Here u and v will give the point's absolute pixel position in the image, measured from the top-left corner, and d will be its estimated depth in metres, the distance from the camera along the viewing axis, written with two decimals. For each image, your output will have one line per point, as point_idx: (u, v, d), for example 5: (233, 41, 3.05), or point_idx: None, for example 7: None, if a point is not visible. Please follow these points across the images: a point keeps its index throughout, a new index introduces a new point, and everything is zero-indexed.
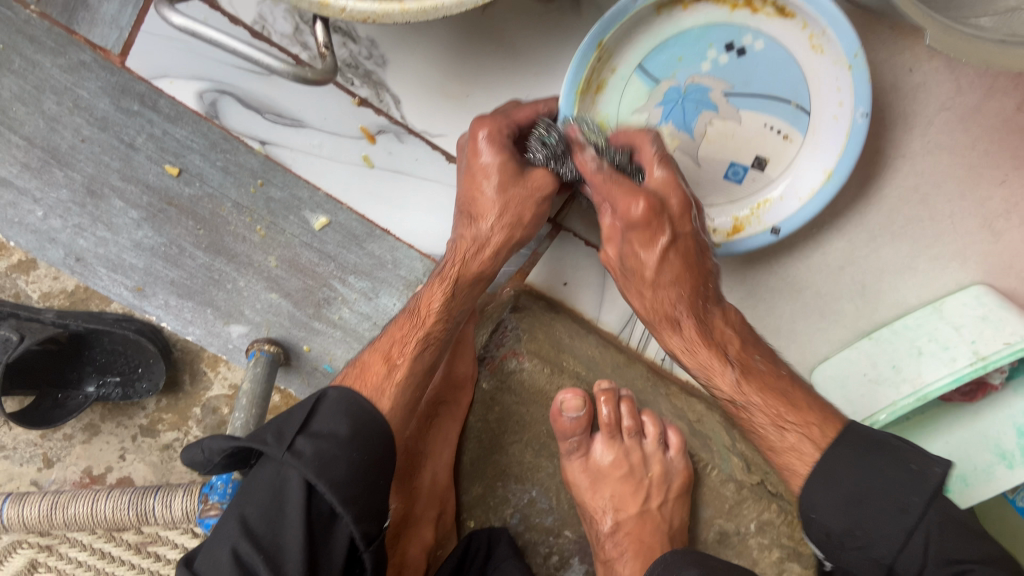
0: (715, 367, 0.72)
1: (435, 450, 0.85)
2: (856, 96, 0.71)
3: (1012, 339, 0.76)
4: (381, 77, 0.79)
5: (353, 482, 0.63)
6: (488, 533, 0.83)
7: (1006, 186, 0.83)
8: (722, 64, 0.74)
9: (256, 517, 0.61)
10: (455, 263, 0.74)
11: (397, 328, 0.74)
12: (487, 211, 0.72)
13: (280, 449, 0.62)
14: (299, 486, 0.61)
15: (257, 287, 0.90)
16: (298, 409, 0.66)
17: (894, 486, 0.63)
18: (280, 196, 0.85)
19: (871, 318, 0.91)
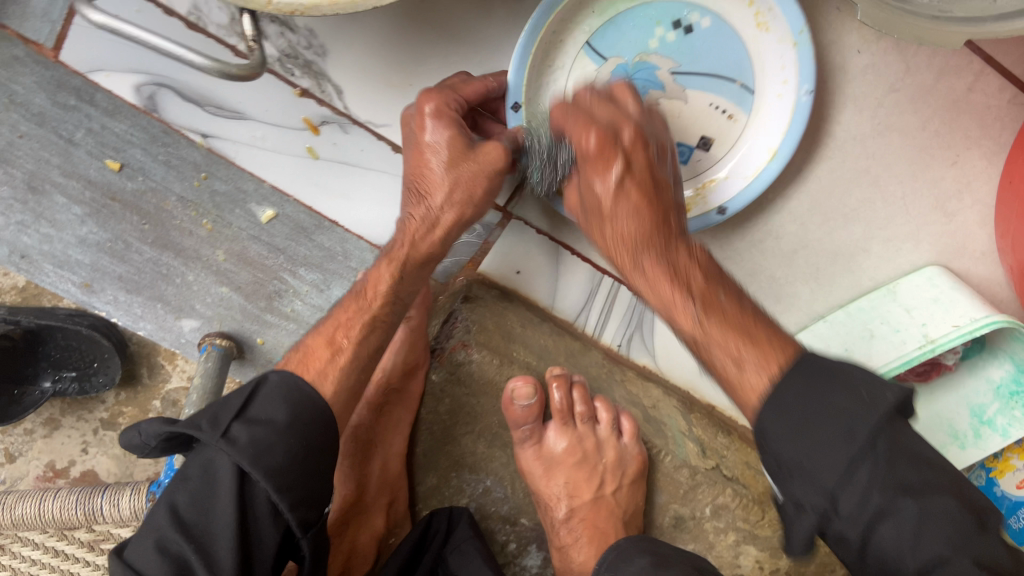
0: (677, 302, 0.59)
1: (387, 439, 0.84)
2: (800, 75, 0.71)
3: (961, 322, 0.77)
4: (322, 67, 0.77)
5: (293, 470, 0.59)
6: (449, 511, 0.81)
7: (957, 166, 0.83)
8: (669, 42, 0.72)
9: (187, 505, 0.58)
10: (404, 243, 0.70)
11: (344, 314, 0.70)
12: (436, 189, 0.68)
13: (211, 435, 0.58)
14: (232, 475, 0.57)
15: (207, 281, 0.89)
16: (237, 391, 0.61)
17: (841, 406, 0.49)
18: (225, 189, 0.84)
19: (825, 301, 0.90)
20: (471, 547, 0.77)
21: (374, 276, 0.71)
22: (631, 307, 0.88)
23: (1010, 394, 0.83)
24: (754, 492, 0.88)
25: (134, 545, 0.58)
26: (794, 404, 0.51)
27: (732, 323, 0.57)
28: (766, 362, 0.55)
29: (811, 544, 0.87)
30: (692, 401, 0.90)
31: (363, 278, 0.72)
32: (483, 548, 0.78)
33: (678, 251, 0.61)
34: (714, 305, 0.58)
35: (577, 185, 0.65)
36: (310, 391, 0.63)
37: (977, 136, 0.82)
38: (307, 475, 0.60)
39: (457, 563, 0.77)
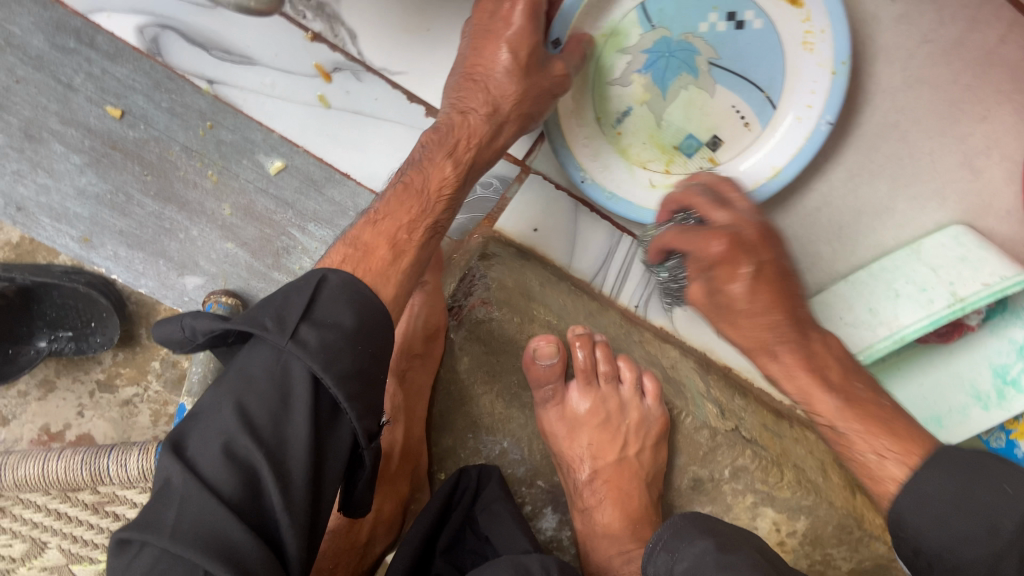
0: (815, 393, 0.63)
1: (409, 404, 0.82)
2: (826, 104, 0.72)
3: (991, 280, 0.75)
4: (335, 10, 0.73)
5: (358, 377, 0.57)
6: (478, 470, 0.78)
7: (987, 122, 0.80)
8: (718, 31, 0.72)
9: (257, 408, 0.54)
10: (467, 143, 0.70)
11: (389, 206, 0.67)
12: (496, 79, 0.69)
13: (282, 335, 0.55)
14: (304, 380, 0.55)
15: (211, 236, 0.85)
16: (296, 291, 0.58)
17: (994, 502, 0.52)
18: (231, 139, 0.80)
19: (848, 260, 0.89)
20: (502, 509, 0.74)
21: (435, 170, 0.68)
22: None
23: None
24: (772, 453, 0.86)
25: (194, 441, 0.54)
26: (934, 501, 0.55)
27: (892, 424, 0.60)
28: (907, 453, 0.58)
29: (828, 508, 0.86)
30: (709, 362, 0.89)
31: (421, 164, 0.69)
32: (513, 511, 0.75)
33: (812, 340, 0.66)
34: (870, 410, 0.61)
35: (699, 289, 0.66)
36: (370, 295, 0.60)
37: (1008, 90, 0.79)
38: (368, 382, 0.58)
39: (488, 525, 0.74)
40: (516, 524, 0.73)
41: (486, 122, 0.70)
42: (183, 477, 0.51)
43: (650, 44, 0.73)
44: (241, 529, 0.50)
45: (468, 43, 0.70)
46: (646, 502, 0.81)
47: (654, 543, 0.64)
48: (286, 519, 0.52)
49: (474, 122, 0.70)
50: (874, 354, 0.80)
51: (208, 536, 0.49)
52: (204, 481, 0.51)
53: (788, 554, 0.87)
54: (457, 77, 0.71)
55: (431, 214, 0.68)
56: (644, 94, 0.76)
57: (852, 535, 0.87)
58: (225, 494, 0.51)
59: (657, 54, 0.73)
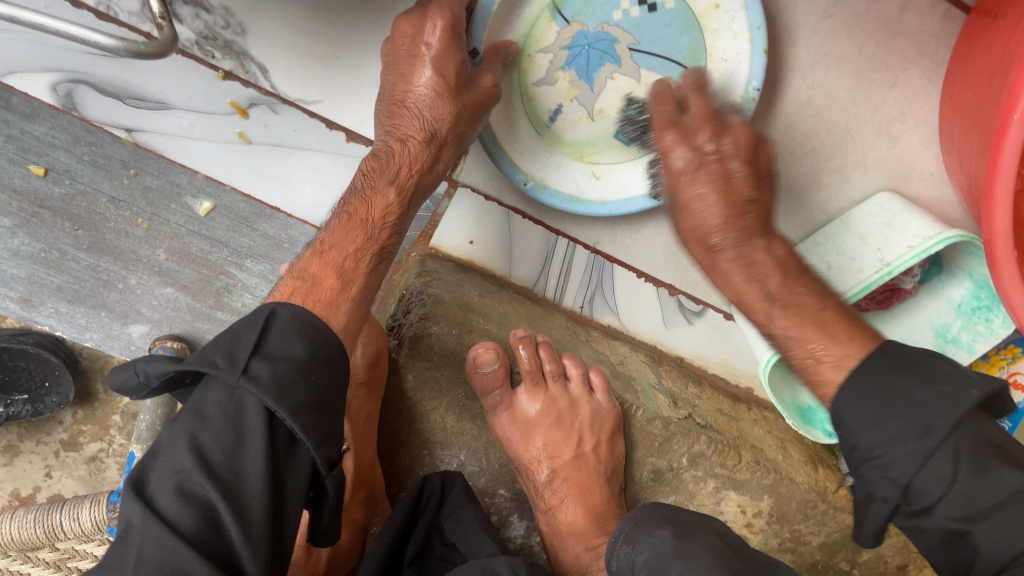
0: (750, 296, 0.62)
1: (359, 433, 0.81)
2: (752, 71, 0.73)
3: (915, 242, 0.76)
4: (243, 46, 0.75)
5: (314, 407, 0.56)
6: (441, 476, 0.78)
7: (897, 89, 0.82)
8: (632, 17, 0.74)
9: (212, 445, 0.52)
10: (405, 168, 0.70)
11: (330, 235, 0.68)
12: (425, 104, 0.68)
13: (232, 372, 0.53)
14: (257, 413, 0.53)
15: (150, 283, 0.85)
16: (247, 327, 0.57)
17: (925, 402, 0.51)
18: (157, 184, 0.81)
19: (782, 239, 0.90)
20: (468, 515, 0.76)
21: (379, 198, 0.69)
22: (589, 267, 0.89)
23: (970, 311, 0.84)
24: (729, 437, 0.86)
25: (152, 479, 0.52)
26: (869, 397, 0.53)
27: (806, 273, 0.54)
28: (846, 356, 0.57)
29: (789, 484, 0.87)
30: (660, 354, 0.93)
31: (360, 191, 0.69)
32: (479, 515, 0.76)
33: (764, 243, 0.63)
34: (787, 298, 0.61)
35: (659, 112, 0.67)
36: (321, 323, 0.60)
37: (913, 56, 0.80)
38: (326, 411, 0.57)
39: (454, 531, 0.76)
40: (482, 531, 0.75)
41: (425, 146, 0.70)
42: (142, 515, 0.50)
43: (567, 41, 0.75)
44: (203, 564, 0.49)
45: (393, 71, 0.69)
46: (606, 497, 0.82)
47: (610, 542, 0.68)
48: (249, 549, 0.51)
49: (412, 150, 0.69)
50: None
51: (169, 572, 0.48)
52: (163, 519, 0.50)
53: (756, 534, 0.90)
54: (387, 104, 0.70)
55: (375, 241, 0.68)
56: (570, 90, 0.77)
57: (816, 509, 0.89)
58: (184, 529, 0.49)
59: (578, 48, 0.75)
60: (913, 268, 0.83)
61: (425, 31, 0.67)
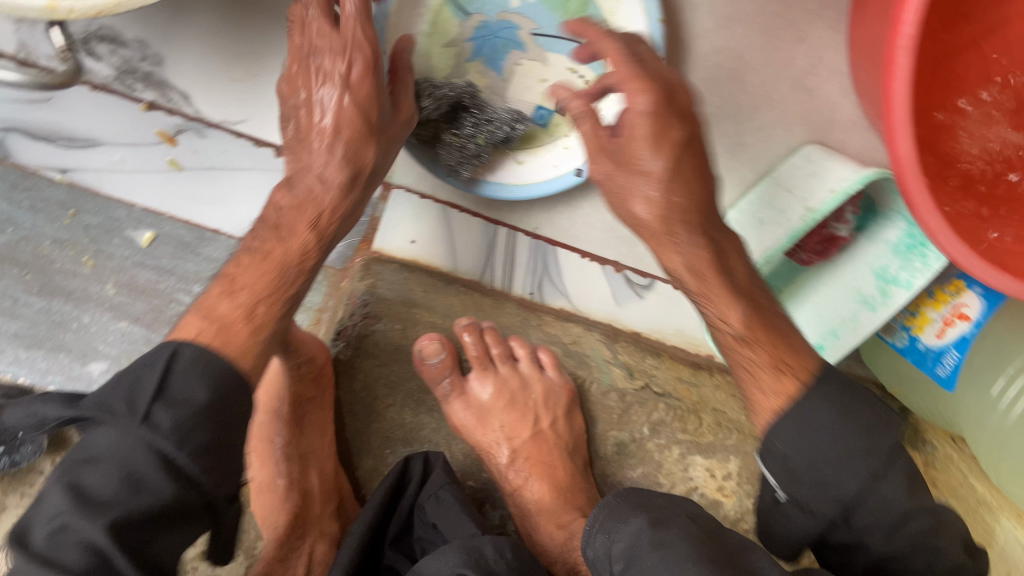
0: (727, 307, 0.66)
1: (315, 444, 0.81)
2: (655, 44, 0.76)
3: (837, 186, 0.78)
4: (162, 76, 0.77)
5: (214, 449, 0.55)
6: (423, 459, 0.80)
7: (805, 43, 0.81)
8: (529, 3, 0.77)
9: (101, 487, 0.52)
10: (315, 202, 0.66)
11: (239, 269, 0.64)
12: (337, 140, 0.65)
13: (130, 419, 0.53)
14: (151, 460, 0.52)
15: (103, 320, 0.85)
16: (147, 368, 0.55)
17: (855, 432, 0.59)
18: (98, 221, 0.84)
19: (716, 203, 0.92)
20: (448, 494, 0.76)
21: (295, 239, 0.66)
22: (533, 253, 0.90)
23: (906, 250, 0.84)
24: (687, 403, 0.91)
25: (37, 516, 0.52)
26: (816, 425, 0.60)
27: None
28: (774, 367, 0.64)
29: (754, 442, 0.90)
30: (615, 331, 0.92)
31: (279, 229, 0.66)
32: (459, 496, 0.77)
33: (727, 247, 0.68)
34: (748, 288, 0.68)
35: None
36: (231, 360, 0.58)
37: (815, 8, 0.79)
38: (226, 450, 0.56)
39: (435, 512, 0.75)
40: (463, 512, 0.74)
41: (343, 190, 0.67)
42: (21, 560, 0.50)
43: (471, 33, 0.79)
44: None
45: (302, 99, 0.66)
46: (570, 471, 0.82)
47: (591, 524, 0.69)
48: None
49: (332, 193, 0.67)
50: None
51: None
52: (42, 559, 0.50)
53: (729, 498, 0.89)
54: (295, 135, 0.67)
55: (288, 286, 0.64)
56: (483, 80, 0.82)
57: None
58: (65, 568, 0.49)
59: (482, 38, 0.80)
60: (843, 212, 0.87)
61: (347, 70, 0.63)
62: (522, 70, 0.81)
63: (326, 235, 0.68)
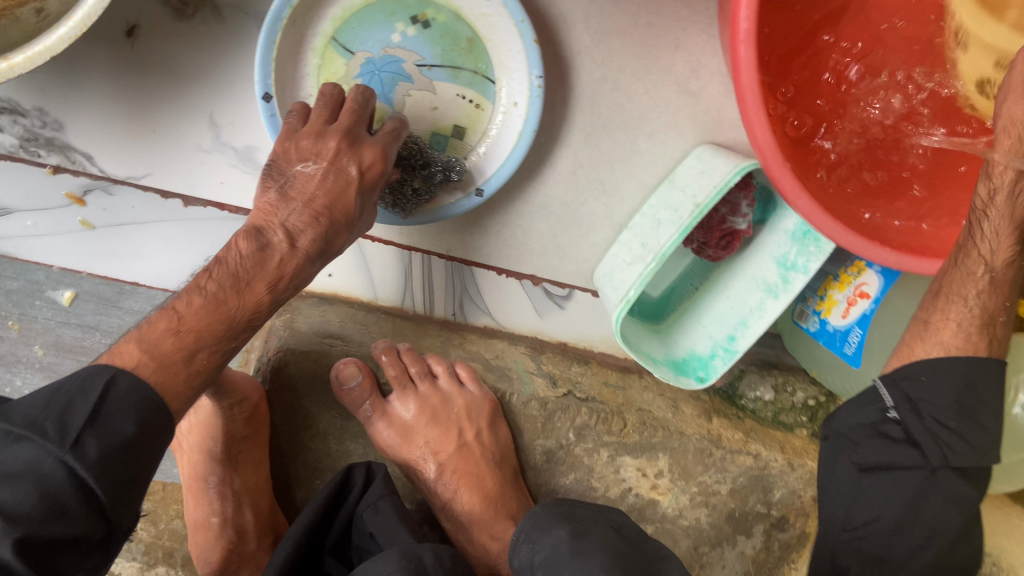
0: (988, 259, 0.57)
1: (248, 480, 0.82)
2: (530, 61, 0.80)
3: (718, 181, 0.81)
4: (64, 140, 0.80)
5: (130, 484, 0.56)
6: (365, 470, 0.81)
7: (682, 50, 0.85)
8: (410, 36, 0.82)
9: (15, 506, 0.50)
10: (283, 266, 0.67)
11: (187, 307, 0.61)
12: (327, 216, 0.69)
13: (59, 440, 0.52)
14: (71, 486, 0.52)
15: (35, 381, 0.89)
16: (82, 392, 0.54)
17: (975, 387, 0.58)
18: (18, 286, 0.86)
19: (622, 209, 0.93)
20: (386, 504, 0.77)
21: (252, 292, 0.64)
22: (449, 275, 0.94)
23: (803, 235, 0.85)
24: (612, 405, 0.90)
25: None
26: (947, 374, 0.58)
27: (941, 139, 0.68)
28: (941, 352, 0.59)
29: (679, 437, 0.90)
30: (541, 344, 0.99)
31: (237, 281, 0.64)
32: (397, 505, 0.78)
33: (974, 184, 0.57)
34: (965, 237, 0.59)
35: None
36: (161, 398, 0.57)
37: (687, 16, 0.84)
38: (138, 487, 0.56)
39: (373, 521, 0.77)
40: (399, 521, 0.76)
41: (310, 257, 0.68)
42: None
43: (357, 70, 0.83)
44: None
45: (305, 171, 0.69)
46: (499, 478, 0.82)
47: (518, 533, 0.69)
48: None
49: (297, 259, 0.67)
50: (644, 281, 0.82)
51: None
52: None
53: (663, 495, 0.91)
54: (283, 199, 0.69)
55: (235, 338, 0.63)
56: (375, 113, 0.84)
57: (713, 457, 0.91)
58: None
59: (369, 74, 0.83)
60: (740, 206, 0.87)
61: (361, 168, 0.69)
62: (412, 101, 0.84)
63: (280, 300, 0.68)
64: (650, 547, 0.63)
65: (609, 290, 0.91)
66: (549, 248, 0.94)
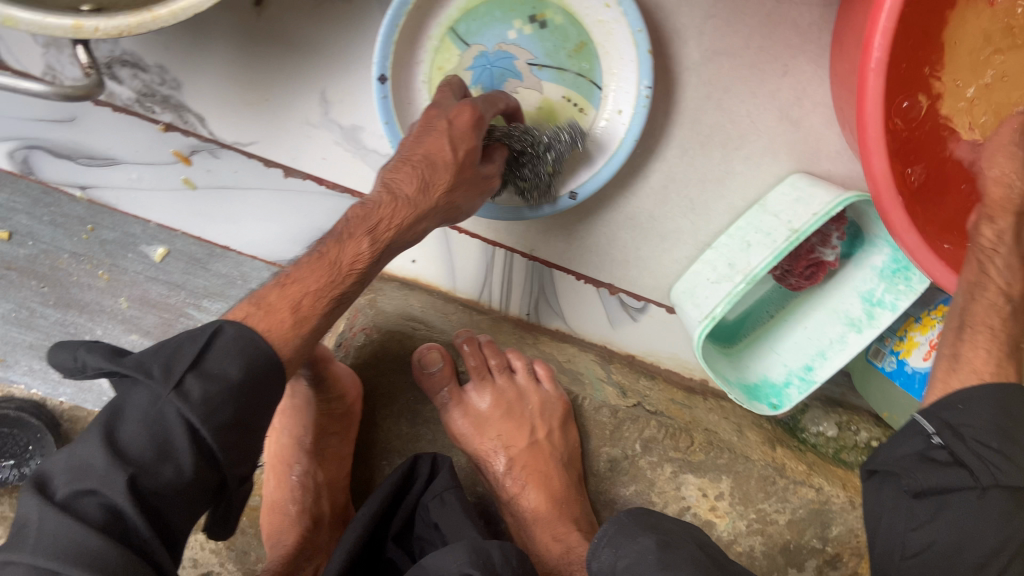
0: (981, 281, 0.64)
1: (329, 471, 0.83)
2: (641, 71, 0.80)
3: (818, 210, 0.80)
4: (180, 99, 0.82)
5: (236, 429, 0.56)
6: (431, 461, 0.82)
7: (789, 76, 0.85)
8: (526, 34, 0.83)
9: (126, 447, 0.53)
10: (388, 221, 0.67)
11: (297, 267, 0.63)
12: (429, 164, 0.68)
13: (164, 384, 0.53)
14: (180, 429, 0.54)
15: (116, 332, 0.91)
16: (189, 340, 0.56)
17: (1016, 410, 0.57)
18: (113, 237, 0.87)
19: (709, 228, 0.93)
20: (452, 497, 0.77)
21: (351, 244, 0.65)
22: (530, 274, 0.94)
23: (891, 273, 0.86)
24: (680, 422, 0.90)
25: (61, 466, 0.53)
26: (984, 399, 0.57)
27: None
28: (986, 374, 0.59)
29: (744, 462, 0.90)
30: (610, 353, 0.99)
31: (338, 233, 0.65)
32: (463, 499, 0.78)
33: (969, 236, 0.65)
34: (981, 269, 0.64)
35: None
36: (267, 347, 0.58)
37: (798, 44, 0.84)
38: (246, 431, 0.57)
39: (438, 512, 0.77)
40: (465, 516, 0.76)
41: (414, 208, 0.68)
42: (41, 506, 0.51)
43: (470, 62, 0.84)
44: (99, 538, 0.49)
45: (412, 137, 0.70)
46: (566, 481, 0.83)
47: (598, 537, 0.66)
48: (153, 541, 0.52)
49: (397, 209, 0.67)
50: (732, 300, 0.82)
51: (68, 552, 0.49)
52: (65, 509, 0.51)
53: (721, 518, 0.90)
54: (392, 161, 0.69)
55: (339, 289, 0.64)
56: None
57: (776, 486, 0.90)
58: (87, 522, 0.50)
59: (480, 67, 0.84)
60: (830, 238, 0.87)
61: (457, 116, 0.69)
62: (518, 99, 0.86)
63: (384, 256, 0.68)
64: (736, 565, 0.62)
65: (689, 306, 0.90)
66: (631, 259, 0.94)
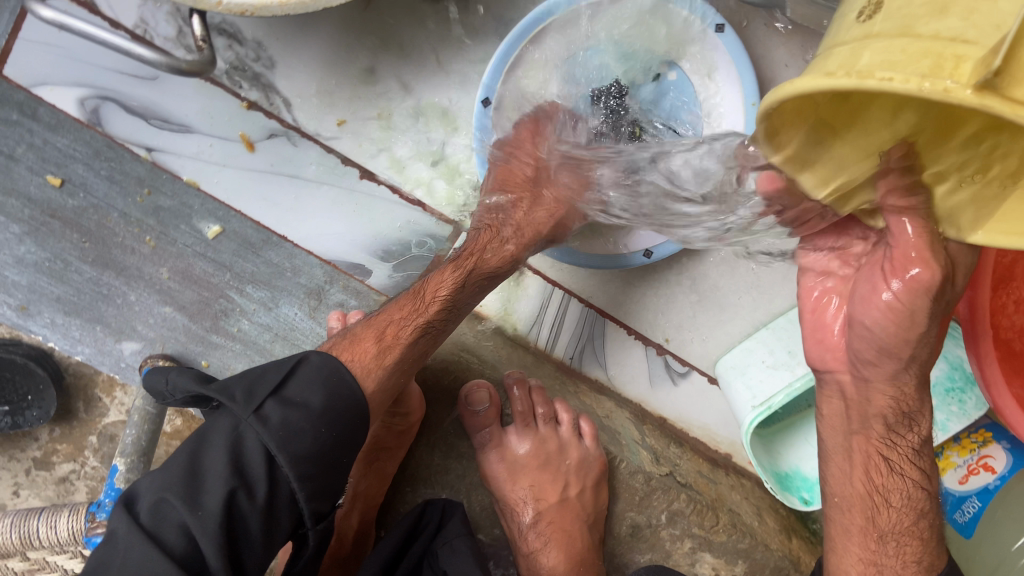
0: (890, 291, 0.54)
1: (370, 490, 0.82)
2: None
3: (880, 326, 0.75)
4: (270, 79, 0.79)
5: (315, 460, 0.58)
6: (443, 505, 0.80)
7: None
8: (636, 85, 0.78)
9: (209, 470, 0.55)
10: (470, 254, 0.71)
11: (395, 311, 0.69)
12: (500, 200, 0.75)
13: (245, 408, 0.57)
14: (258, 454, 0.56)
15: (149, 302, 0.86)
16: (276, 367, 0.61)
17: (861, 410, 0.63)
18: (169, 205, 0.83)
19: (768, 308, 0.90)
20: (462, 545, 0.75)
21: (435, 278, 0.70)
22: (583, 320, 0.92)
23: (944, 392, 0.82)
24: (707, 498, 0.89)
25: (145, 493, 0.56)
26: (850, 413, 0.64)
27: (914, 312, 0.53)
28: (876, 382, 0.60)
29: (764, 550, 0.88)
30: (644, 414, 0.94)
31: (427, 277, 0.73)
32: (473, 547, 0.75)
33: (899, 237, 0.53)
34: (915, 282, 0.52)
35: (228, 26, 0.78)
36: (354, 381, 0.63)
37: None
38: (327, 464, 0.59)
39: (447, 560, 0.74)
40: (476, 564, 0.73)
41: (493, 241, 0.72)
42: (127, 527, 0.53)
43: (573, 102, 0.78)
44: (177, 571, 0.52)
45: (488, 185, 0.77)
46: (589, 544, 0.81)
47: None
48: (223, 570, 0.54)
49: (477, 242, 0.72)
50: (793, 393, 0.80)
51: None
52: (147, 531, 0.53)
53: None
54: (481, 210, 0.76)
55: (424, 320, 0.68)
56: None
57: None
58: (167, 546, 0.52)
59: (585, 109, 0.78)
60: None
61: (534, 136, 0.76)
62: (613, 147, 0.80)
63: (465, 293, 0.71)
64: None
65: (738, 386, 0.86)
66: (687, 326, 0.92)
